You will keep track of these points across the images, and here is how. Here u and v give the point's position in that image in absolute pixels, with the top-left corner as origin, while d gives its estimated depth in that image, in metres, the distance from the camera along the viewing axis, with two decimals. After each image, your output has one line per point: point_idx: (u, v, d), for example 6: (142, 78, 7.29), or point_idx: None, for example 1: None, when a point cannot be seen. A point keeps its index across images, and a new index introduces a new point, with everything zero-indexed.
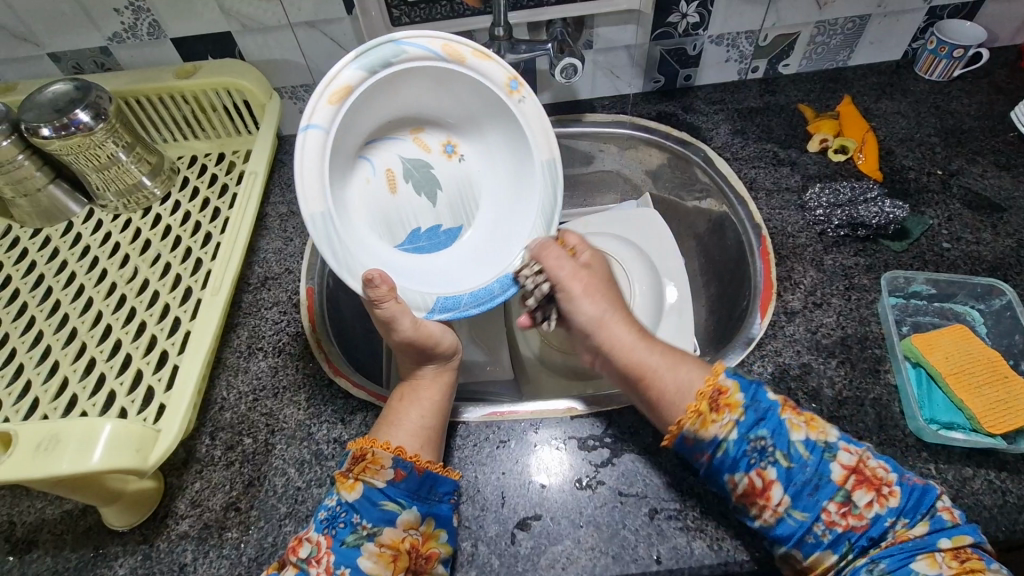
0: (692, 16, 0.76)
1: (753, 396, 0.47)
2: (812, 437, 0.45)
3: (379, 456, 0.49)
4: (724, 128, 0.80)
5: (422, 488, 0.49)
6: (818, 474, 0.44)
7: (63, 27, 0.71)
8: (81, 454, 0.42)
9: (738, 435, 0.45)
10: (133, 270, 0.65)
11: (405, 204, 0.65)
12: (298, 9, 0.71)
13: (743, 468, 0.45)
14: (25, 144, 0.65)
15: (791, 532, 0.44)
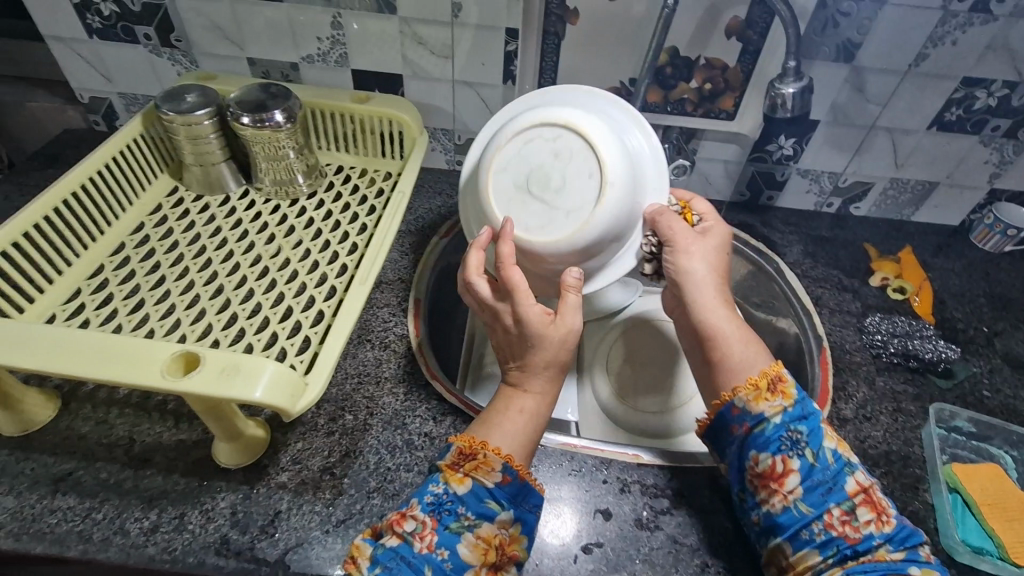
0: (787, 149, 0.88)
1: (806, 400, 0.53)
2: (841, 449, 0.51)
3: (490, 459, 0.51)
4: (796, 248, 0.90)
5: (519, 494, 0.51)
6: (834, 479, 0.50)
7: (270, 41, 0.85)
8: (251, 385, 0.48)
9: (780, 421, 0.52)
10: (277, 248, 0.73)
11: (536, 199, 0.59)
12: (464, 69, 0.84)
13: (772, 450, 0.51)
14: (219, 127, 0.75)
15: (793, 522, 0.50)
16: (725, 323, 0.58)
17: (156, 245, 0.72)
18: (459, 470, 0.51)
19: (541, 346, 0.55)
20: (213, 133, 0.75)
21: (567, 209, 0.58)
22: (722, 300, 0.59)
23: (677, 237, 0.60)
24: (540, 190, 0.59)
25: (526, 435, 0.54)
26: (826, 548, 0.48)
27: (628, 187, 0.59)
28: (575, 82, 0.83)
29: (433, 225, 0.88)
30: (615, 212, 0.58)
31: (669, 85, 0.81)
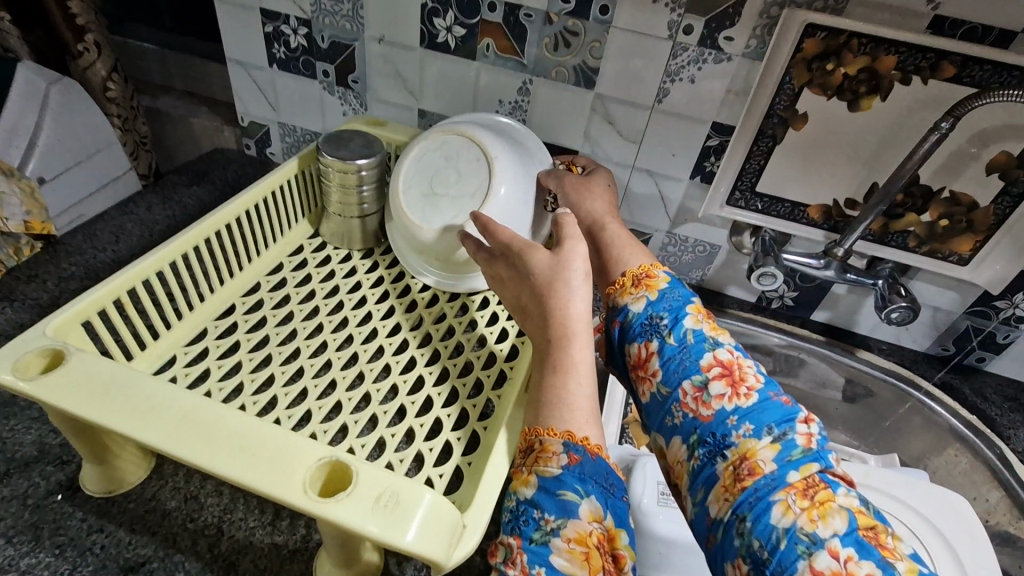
0: (1022, 309, 0.72)
1: (674, 287, 0.51)
2: (704, 330, 0.48)
3: (548, 443, 0.45)
4: (1023, 434, 0.73)
5: (600, 474, 0.44)
6: (689, 355, 0.46)
7: (446, 95, 0.80)
8: (403, 525, 0.37)
9: (644, 309, 0.50)
10: (418, 319, 0.65)
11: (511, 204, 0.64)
12: (650, 157, 0.76)
13: (637, 338, 0.49)
14: (373, 179, 0.68)
15: (657, 408, 0.46)
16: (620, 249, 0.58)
17: (292, 292, 0.65)
18: (523, 470, 0.45)
19: (551, 295, 0.53)
20: (365, 184, 0.68)
21: (472, 193, 0.63)
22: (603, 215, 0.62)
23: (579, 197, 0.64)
24: (442, 188, 0.64)
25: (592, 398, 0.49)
26: (707, 463, 0.42)
27: (514, 162, 0.65)
28: (778, 191, 0.72)
29: None
30: (518, 176, 0.65)
31: (893, 214, 0.69)
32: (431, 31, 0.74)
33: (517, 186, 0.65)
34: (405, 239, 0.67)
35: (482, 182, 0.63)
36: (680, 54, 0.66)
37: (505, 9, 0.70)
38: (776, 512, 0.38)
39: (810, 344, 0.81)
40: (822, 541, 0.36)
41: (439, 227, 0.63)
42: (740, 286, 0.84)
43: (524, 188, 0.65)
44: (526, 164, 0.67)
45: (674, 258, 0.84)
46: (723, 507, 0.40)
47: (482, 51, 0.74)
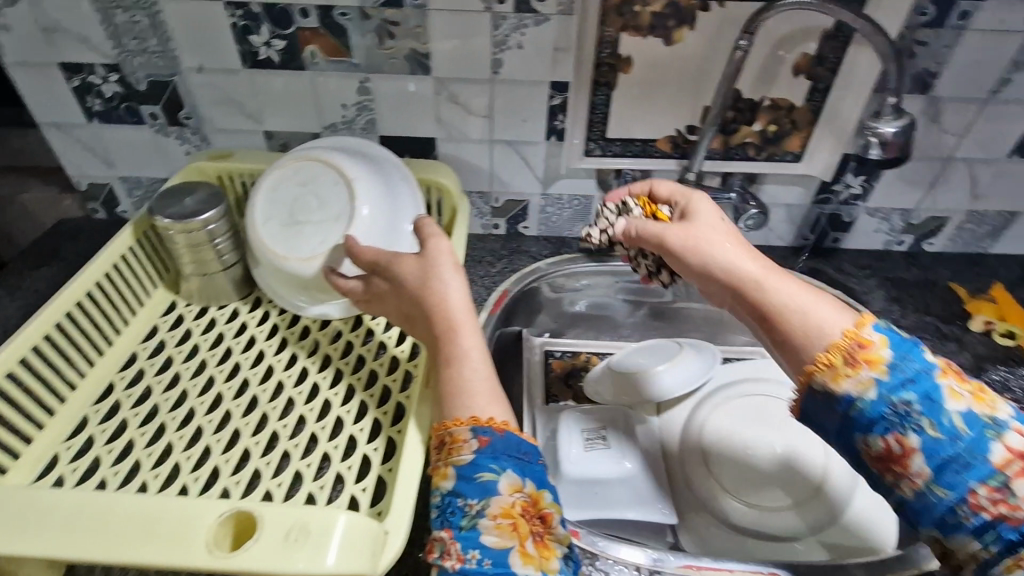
0: (855, 187, 0.82)
1: (902, 355, 0.42)
2: (976, 410, 0.41)
3: (457, 433, 0.47)
4: (880, 295, 0.82)
5: (511, 447, 0.47)
6: (970, 452, 0.40)
7: (288, 112, 0.78)
8: (321, 552, 0.38)
9: (878, 395, 0.42)
10: (314, 344, 0.64)
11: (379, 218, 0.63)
12: (504, 128, 0.77)
13: (879, 430, 0.42)
14: (225, 229, 0.65)
15: (935, 511, 0.41)
16: (790, 292, 0.46)
17: (173, 353, 0.63)
18: (439, 465, 0.47)
19: (425, 292, 0.54)
20: (218, 237, 0.64)
21: (336, 216, 0.61)
22: (768, 269, 0.48)
23: (678, 232, 0.54)
24: (303, 215, 0.62)
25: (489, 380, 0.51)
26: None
27: (373, 176, 0.64)
28: (627, 133, 0.76)
29: (480, 299, 0.80)
30: (380, 195, 0.64)
31: (729, 130, 0.75)
32: (250, 49, 0.71)
33: (381, 202, 0.64)
34: (274, 273, 0.64)
35: (346, 204, 0.61)
36: (502, 23, 0.68)
37: (318, 12, 0.68)
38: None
39: None
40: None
41: (307, 255, 0.61)
42: None
43: (389, 203, 0.64)
44: (388, 178, 0.66)
45: (555, 217, 0.88)
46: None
47: (309, 59, 0.72)
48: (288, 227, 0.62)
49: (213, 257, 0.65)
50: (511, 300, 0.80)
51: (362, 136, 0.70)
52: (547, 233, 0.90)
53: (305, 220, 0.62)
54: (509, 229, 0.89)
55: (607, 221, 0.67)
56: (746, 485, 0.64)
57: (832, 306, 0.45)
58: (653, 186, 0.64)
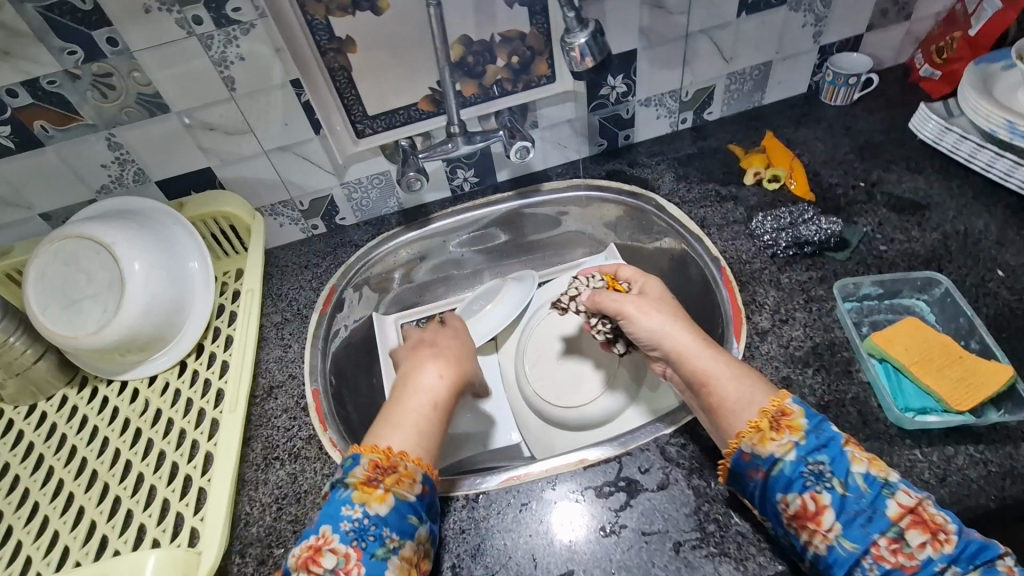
0: (620, 86, 0.87)
1: (817, 424, 0.48)
2: (874, 472, 0.45)
3: (410, 470, 0.52)
4: (668, 177, 0.89)
5: (433, 507, 0.53)
6: (873, 508, 0.44)
7: (53, 189, 0.76)
8: None
9: (796, 456, 0.46)
10: (145, 403, 0.67)
11: (152, 270, 0.65)
12: (271, 137, 0.78)
13: (797, 488, 0.46)
14: (16, 325, 0.65)
15: (840, 563, 0.43)
16: (720, 365, 0.53)
17: (8, 458, 0.64)
18: (378, 485, 0.50)
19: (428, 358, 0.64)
20: (11, 337, 0.65)
21: (108, 284, 0.63)
22: (703, 343, 0.55)
23: (617, 302, 0.61)
24: (78, 293, 0.64)
25: (422, 424, 0.57)
26: (804, 476, 0.46)
27: (135, 233, 0.65)
28: (387, 105, 0.79)
29: (309, 302, 0.83)
30: (149, 246, 0.65)
31: (477, 73, 0.78)
32: None
33: (151, 254, 0.65)
34: (86, 353, 0.66)
35: (113, 269, 0.63)
36: (212, 43, 0.68)
37: (25, 88, 0.66)
38: (859, 474, 0.45)
39: (507, 203, 0.92)
40: (899, 486, 0.45)
41: (92, 329, 0.63)
42: (431, 190, 0.92)
43: (165, 254, 0.66)
44: (156, 230, 0.67)
45: (365, 200, 0.90)
46: (818, 496, 0.45)
47: (42, 134, 0.70)
48: (66, 309, 0.63)
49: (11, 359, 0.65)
50: (341, 295, 0.85)
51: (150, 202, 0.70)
52: (366, 217, 0.92)
53: (80, 296, 0.63)
54: (330, 225, 0.92)
55: (573, 291, 0.68)
56: (564, 392, 0.72)
57: (734, 372, 0.52)
58: (619, 267, 0.69)
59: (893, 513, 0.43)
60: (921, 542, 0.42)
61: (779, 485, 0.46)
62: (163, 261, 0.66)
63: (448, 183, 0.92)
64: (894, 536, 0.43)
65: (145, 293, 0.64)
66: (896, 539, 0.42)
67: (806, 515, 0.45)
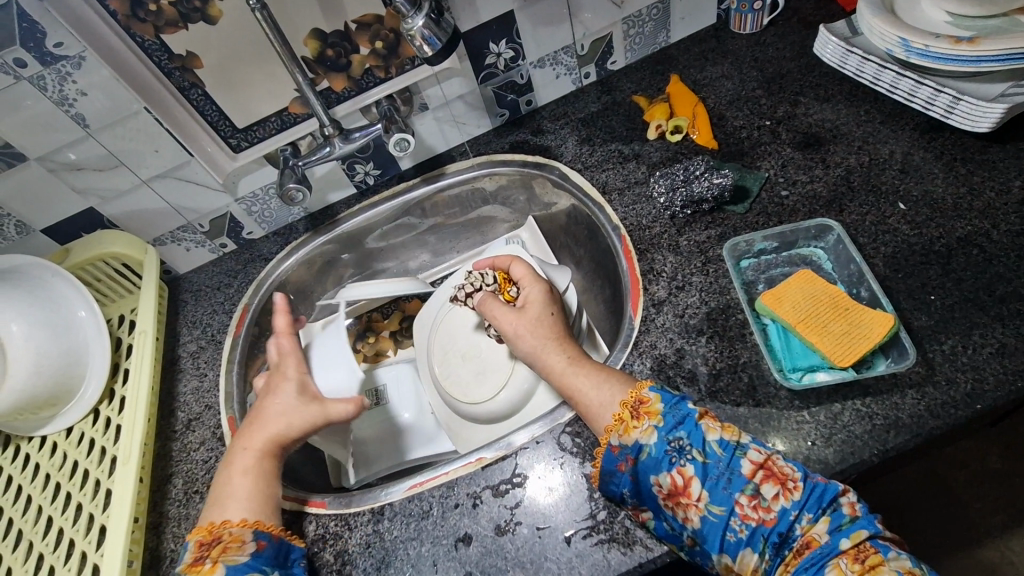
0: (506, 52, 0.81)
1: (671, 404, 0.52)
2: (726, 437, 0.49)
3: (237, 533, 0.52)
4: (572, 141, 0.84)
5: (278, 555, 0.53)
6: (729, 469, 0.48)
7: None
8: None
9: (659, 438, 0.50)
10: (62, 455, 0.68)
11: (32, 330, 0.66)
12: (145, 166, 0.76)
13: (665, 467, 0.49)
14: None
15: (714, 530, 0.47)
16: (585, 376, 0.57)
17: None
18: (205, 561, 0.50)
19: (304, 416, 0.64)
20: None
21: None
22: (572, 358, 0.59)
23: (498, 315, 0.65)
24: None
25: (252, 488, 0.56)
26: (668, 454, 0.49)
27: (8, 296, 0.65)
28: (255, 115, 0.75)
29: (222, 325, 0.82)
30: (25, 306, 0.66)
31: (343, 66, 0.74)
32: None
33: (29, 313, 0.66)
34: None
35: None
36: (45, 82, 0.64)
37: None
38: (716, 442, 0.49)
39: (413, 191, 0.89)
40: (750, 446, 0.49)
41: None
42: (334, 190, 0.88)
43: (46, 310, 0.67)
44: (34, 288, 0.67)
45: (267, 211, 0.87)
46: (683, 470, 0.49)
47: None
48: None
49: None
50: (255, 313, 0.84)
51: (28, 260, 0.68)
52: (273, 228, 0.90)
53: None
54: (238, 241, 0.90)
55: (468, 287, 0.74)
56: (470, 389, 0.74)
57: (596, 379, 0.56)
58: (511, 263, 0.71)
59: (748, 471, 0.47)
60: (775, 494, 0.46)
61: (651, 468, 0.50)
62: (45, 318, 0.67)
63: (349, 180, 0.88)
64: (751, 493, 0.47)
65: (30, 353, 0.65)
66: (754, 496, 0.47)
67: (677, 491, 0.48)
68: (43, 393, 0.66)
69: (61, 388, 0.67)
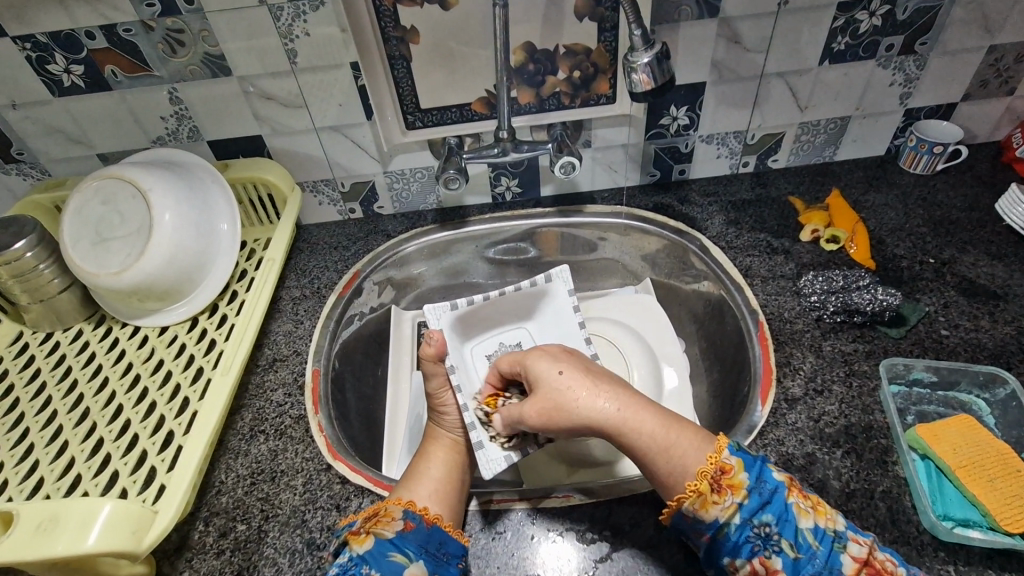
0: (682, 118, 0.82)
1: (757, 477, 0.46)
2: (821, 525, 0.45)
3: (391, 509, 0.51)
4: (719, 219, 0.83)
5: (432, 543, 0.50)
6: (828, 566, 0.43)
7: (112, 133, 0.78)
8: (79, 535, 0.45)
9: (741, 520, 0.45)
10: (150, 351, 0.68)
11: (183, 225, 0.66)
12: (323, 114, 0.78)
13: (745, 552, 0.45)
14: (48, 254, 0.66)
15: None
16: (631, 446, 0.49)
17: (15, 379, 0.66)
18: (360, 529, 0.50)
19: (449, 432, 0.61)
20: (42, 264, 0.66)
21: (138, 229, 0.65)
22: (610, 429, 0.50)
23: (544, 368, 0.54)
24: (110, 233, 0.65)
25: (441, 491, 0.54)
26: (751, 541, 0.45)
27: (172, 185, 0.67)
28: (440, 101, 0.78)
29: (330, 282, 0.81)
30: (181, 200, 0.67)
31: (537, 83, 0.77)
32: (52, 78, 0.71)
33: (185, 206, 0.67)
34: (106, 294, 0.67)
35: (144, 215, 0.65)
36: (281, 14, 0.68)
37: (103, 32, 0.68)
38: (808, 531, 0.44)
39: (545, 218, 0.88)
40: (847, 536, 0.45)
41: (114, 270, 0.64)
42: (472, 193, 0.89)
43: (197, 210, 0.68)
44: (195, 190, 0.69)
45: (405, 192, 0.88)
46: (768, 560, 0.44)
47: (112, 79, 0.72)
48: (96, 246, 0.65)
49: (35, 286, 0.66)
50: (362, 281, 0.82)
51: (200, 164, 0.73)
52: (403, 209, 0.91)
53: (112, 237, 0.65)
54: (366, 212, 0.91)
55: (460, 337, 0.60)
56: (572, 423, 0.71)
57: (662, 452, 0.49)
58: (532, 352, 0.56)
59: (850, 568, 0.43)
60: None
61: (730, 548, 0.45)
62: (197, 219, 0.68)
63: (490, 189, 0.89)
64: None
65: (167, 244, 0.65)
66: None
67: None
68: (165, 284, 0.67)
69: (182, 284, 0.68)
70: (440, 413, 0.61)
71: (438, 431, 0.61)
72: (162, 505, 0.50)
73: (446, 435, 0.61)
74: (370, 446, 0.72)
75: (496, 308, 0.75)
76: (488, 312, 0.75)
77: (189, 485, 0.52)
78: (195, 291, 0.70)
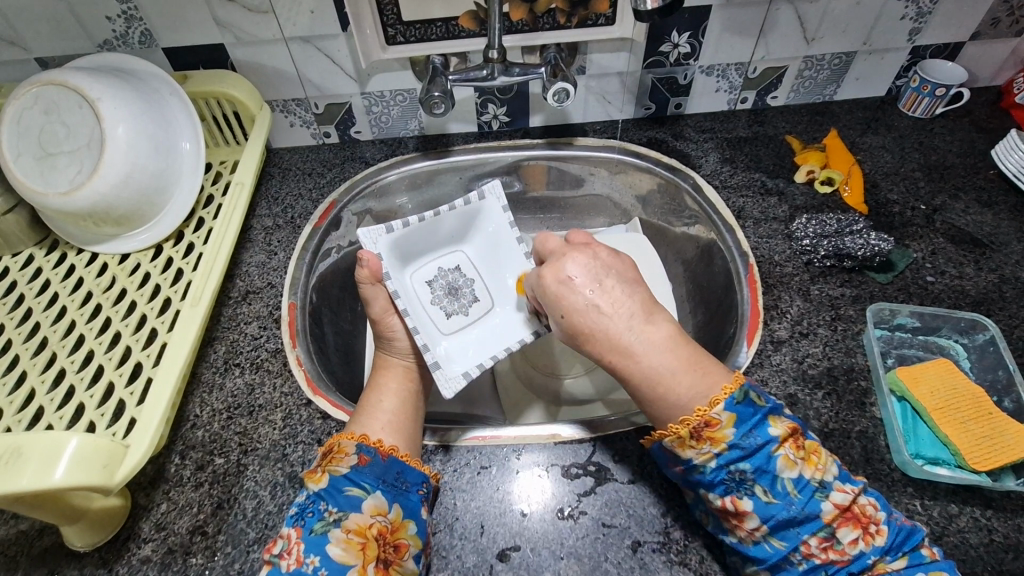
0: (683, 46, 0.77)
1: (744, 431, 0.45)
2: (806, 475, 0.45)
3: (344, 445, 0.50)
4: (713, 156, 0.80)
5: (389, 474, 0.49)
6: (804, 511, 0.44)
7: (51, 34, 0.69)
8: (45, 470, 0.43)
9: (717, 464, 0.45)
10: (111, 279, 0.63)
11: (138, 138, 0.60)
12: (293, 24, 0.70)
13: (719, 491, 0.46)
14: None
15: (769, 560, 0.45)
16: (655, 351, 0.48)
17: None
18: (316, 468, 0.49)
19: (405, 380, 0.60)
20: None
21: (87, 143, 0.59)
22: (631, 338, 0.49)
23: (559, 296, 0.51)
24: (55, 146, 0.59)
25: (395, 426, 0.53)
26: (725, 482, 0.45)
27: (124, 93, 0.60)
28: (423, 15, 0.71)
29: (305, 213, 0.76)
30: (137, 110, 0.60)
31: None
32: None
33: (140, 119, 0.60)
34: (56, 217, 0.62)
35: (93, 128, 0.58)
36: None
37: None
38: (790, 479, 0.44)
39: (534, 150, 0.83)
40: (832, 486, 0.45)
41: (63, 190, 0.59)
42: (457, 120, 0.84)
43: (155, 125, 0.62)
44: (152, 102, 0.62)
45: (384, 116, 0.82)
46: (739, 501, 0.45)
47: None
48: (41, 160, 0.59)
49: None
50: (340, 212, 0.78)
51: (157, 70, 0.66)
52: (383, 136, 0.85)
53: (58, 150, 0.59)
54: (343, 136, 0.85)
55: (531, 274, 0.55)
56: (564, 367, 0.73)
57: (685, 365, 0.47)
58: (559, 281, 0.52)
59: (827, 515, 0.44)
60: (852, 538, 0.44)
61: (702, 485, 0.46)
62: (159, 136, 0.62)
63: (477, 117, 0.83)
64: (824, 536, 0.44)
65: (124, 161, 0.59)
66: (826, 539, 0.44)
67: (729, 514, 0.46)
68: (124, 207, 0.61)
69: (144, 207, 0.63)
70: (390, 340, 0.61)
71: (387, 360, 0.61)
72: (134, 438, 0.48)
73: (398, 362, 0.61)
74: (351, 380, 0.71)
75: (434, 233, 0.72)
76: (426, 237, 0.72)
77: (161, 419, 0.50)
78: (158, 217, 0.65)
